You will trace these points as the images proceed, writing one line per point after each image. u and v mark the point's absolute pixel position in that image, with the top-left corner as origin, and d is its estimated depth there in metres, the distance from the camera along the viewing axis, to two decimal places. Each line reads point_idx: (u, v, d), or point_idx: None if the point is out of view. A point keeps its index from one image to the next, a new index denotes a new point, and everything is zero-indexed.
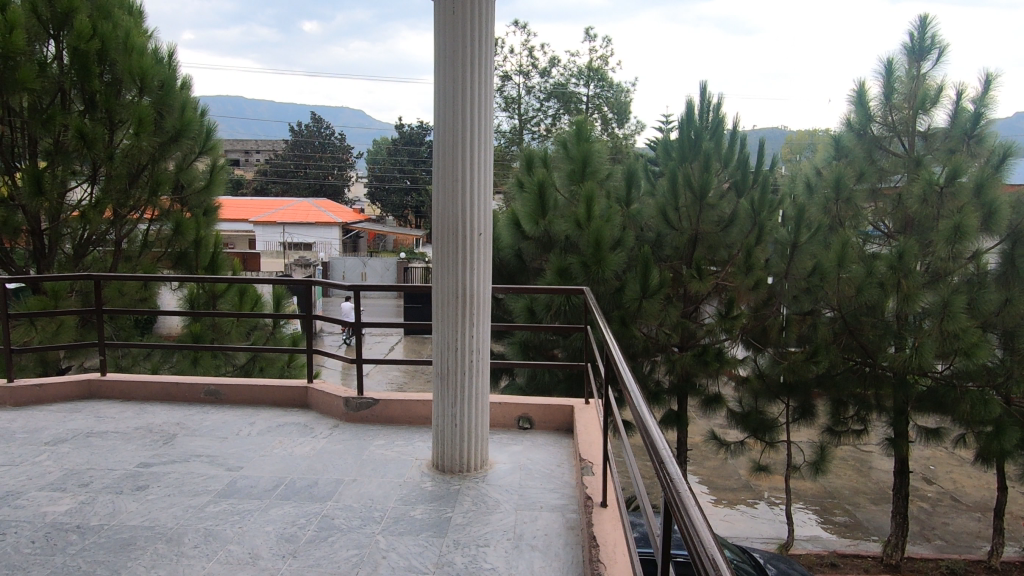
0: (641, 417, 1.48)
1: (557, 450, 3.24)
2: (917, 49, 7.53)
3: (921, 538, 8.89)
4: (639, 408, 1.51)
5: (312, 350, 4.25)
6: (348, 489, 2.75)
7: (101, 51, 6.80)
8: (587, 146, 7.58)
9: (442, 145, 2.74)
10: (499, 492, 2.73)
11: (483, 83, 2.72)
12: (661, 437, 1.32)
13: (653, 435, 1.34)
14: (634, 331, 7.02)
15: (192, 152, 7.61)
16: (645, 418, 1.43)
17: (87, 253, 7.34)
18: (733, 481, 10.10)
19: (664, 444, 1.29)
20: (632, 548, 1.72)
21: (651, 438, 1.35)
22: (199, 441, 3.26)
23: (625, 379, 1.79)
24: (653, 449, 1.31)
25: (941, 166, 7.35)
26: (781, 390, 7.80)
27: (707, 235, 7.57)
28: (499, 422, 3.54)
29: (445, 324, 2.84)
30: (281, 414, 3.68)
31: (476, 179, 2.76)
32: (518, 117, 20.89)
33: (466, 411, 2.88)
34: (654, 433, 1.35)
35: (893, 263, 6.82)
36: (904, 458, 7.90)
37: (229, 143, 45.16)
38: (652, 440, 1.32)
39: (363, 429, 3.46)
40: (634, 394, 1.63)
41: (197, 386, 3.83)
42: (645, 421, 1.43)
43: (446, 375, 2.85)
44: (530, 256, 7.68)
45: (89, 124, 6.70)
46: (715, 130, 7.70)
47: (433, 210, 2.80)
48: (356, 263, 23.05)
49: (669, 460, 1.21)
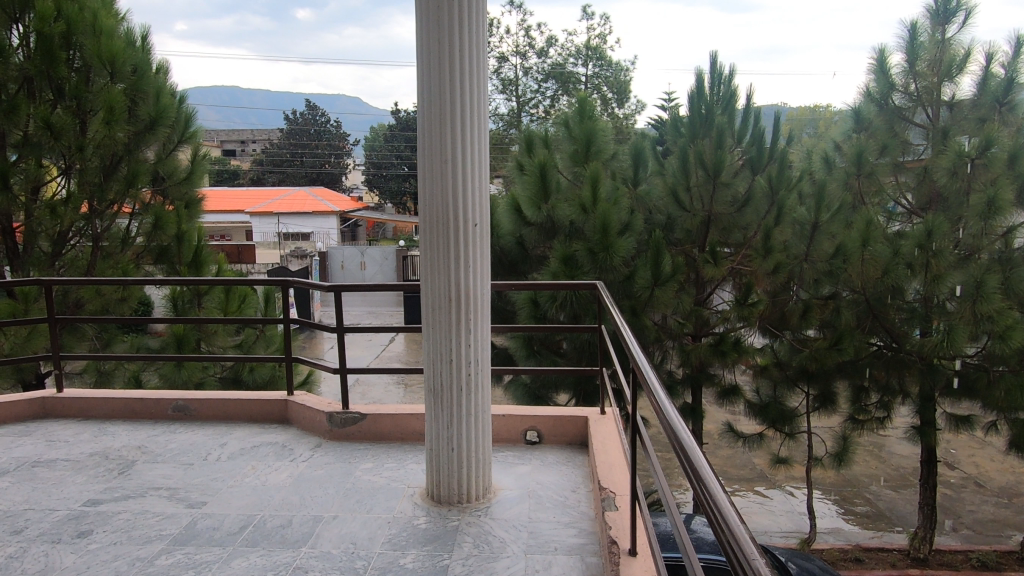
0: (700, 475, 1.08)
1: (571, 471, 2.82)
2: (941, 12, 7.10)
3: (948, 528, 8.53)
4: (686, 437, 1.19)
5: (292, 358, 3.80)
6: (328, 530, 2.34)
7: (67, 34, 6.38)
8: (591, 125, 7.09)
9: (426, 120, 2.28)
10: (505, 529, 2.32)
11: (477, 42, 2.26)
12: (730, 503, 0.98)
13: (714, 490, 1.01)
14: (645, 321, 6.56)
15: (170, 141, 7.22)
16: (695, 460, 1.11)
17: (66, 251, 6.92)
18: (748, 471, 9.72)
19: (733, 512, 0.95)
20: (658, 563, 1.45)
21: (711, 495, 1.01)
22: (160, 469, 2.85)
23: (658, 393, 1.47)
24: (717, 513, 0.97)
25: (970, 136, 6.86)
26: (800, 377, 7.37)
27: (721, 216, 7.10)
28: (503, 438, 3.12)
29: (436, 332, 2.41)
30: (258, 432, 3.27)
31: (469, 161, 2.32)
32: (516, 99, 20.28)
33: (464, 432, 2.46)
34: (713, 485, 1.03)
35: (921, 242, 6.39)
36: (932, 446, 7.51)
37: (223, 134, 44.95)
38: (717, 503, 0.98)
39: (348, 450, 3.04)
40: (672, 416, 1.32)
41: (163, 401, 3.42)
42: (695, 464, 1.11)
43: (440, 391, 2.44)
44: (533, 243, 7.24)
45: (57, 115, 6.28)
46: (728, 103, 7.12)
47: (420, 197, 2.36)
48: (354, 252, 22.42)
49: (754, 557, 0.84)
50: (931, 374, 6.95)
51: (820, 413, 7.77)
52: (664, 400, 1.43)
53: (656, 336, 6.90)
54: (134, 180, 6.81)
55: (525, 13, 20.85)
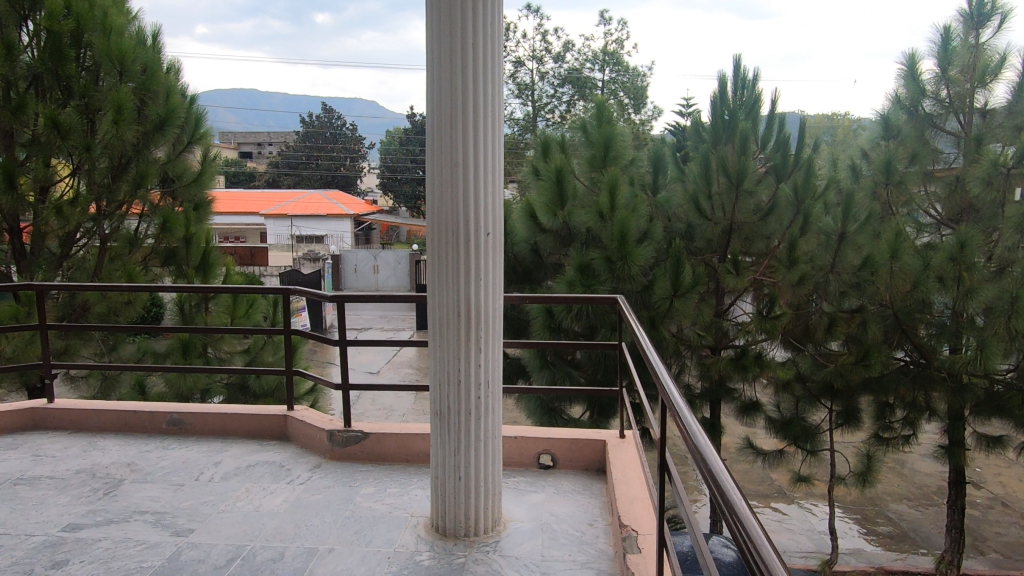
0: (754, 541, 0.89)
1: (587, 501, 2.62)
2: (976, 16, 6.79)
3: (975, 552, 8.22)
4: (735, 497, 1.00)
5: (293, 370, 3.60)
6: (322, 566, 2.15)
7: (76, 32, 6.28)
8: (610, 129, 6.87)
9: (436, 120, 2.10)
10: (515, 570, 2.12)
11: (493, 34, 2.06)
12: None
13: (776, 566, 0.82)
14: (664, 333, 6.32)
15: (180, 142, 7.07)
16: (749, 528, 0.91)
17: (73, 252, 6.81)
18: (766, 486, 9.44)
19: None
20: None
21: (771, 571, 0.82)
22: (148, 490, 2.67)
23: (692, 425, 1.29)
24: None
25: (1005, 144, 6.58)
26: (823, 393, 7.11)
27: (743, 225, 6.85)
28: (515, 461, 2.92)
29: (443, 350, 2.21)
30: (255, 449, 3.09)
31: (482, 164, 2.12)
32: (532, 104, 20.11)
33: (472, 459, 2.26)
34: (772, 559, 0.83)
35: (953, 254, 6.14)
36: (961, 467, 7.22)
37: (239, 135, 45.21)
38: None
39: (349, 472, 2.86)
40: (714, 462, 1.14)
41: (157, 415, 3.25)
42: (749, 533, 0.91)
43: (445, 413, 2.24)
44: (548, 250, 7.02)
45: (65, 114, 6.16)
46: (751, 109, 6.89)
47: (428, 204, 2.16)
48: (367, 255, 22.31)
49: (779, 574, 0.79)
50: (960, 393, 6.67)
51: (842, 430, 7.50)
52: (702, 438, 1.25)
53: (675, 348, 6.66)
54: (142, 181, 6.69)
55: (543, 17, 20.74)
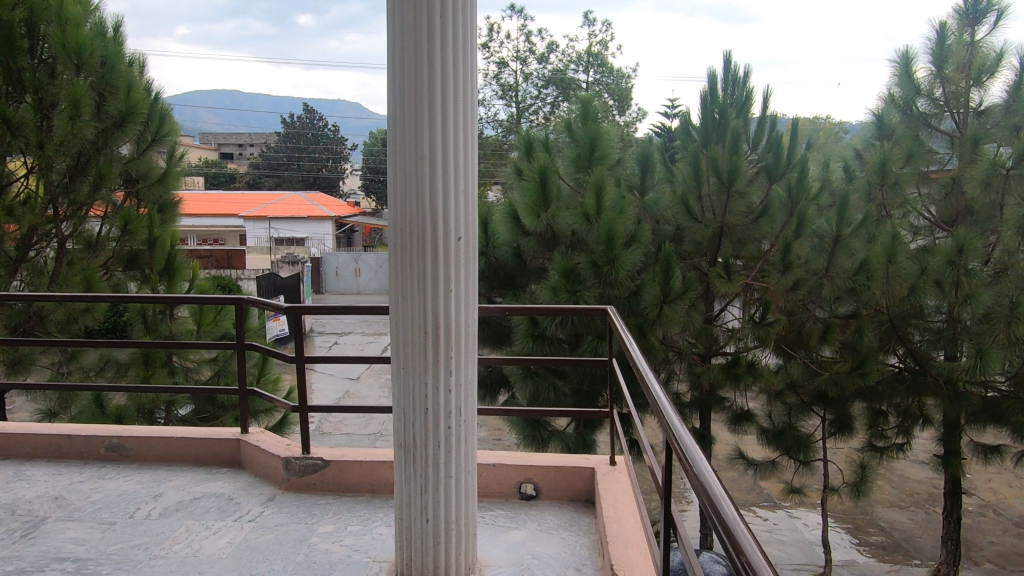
0: None
1: (574, 539, 2.32)
2: (971, 12, 6.57)
3: (969, 562, 8.01)
4: None
5: (248, 390, 3.27)
6: None
7: (29, 20, 5.90)
8: (596, 127, 6.59)
9: (399, 105, 1.77)
10: None
11: (465, 4, 1.74)
12: None
13: None
14: (653, 341, 6.03)
15: (144, 139, 6.66)
16: None
17: (30, 257, 6.35)
18: (756, 495, 9.20)
19: None
20: None
21: None
22: (74, 531, 2.34)
23: (717, 491, 1.04)
24: None
25: (1002, 145, 6.37)
26: (816, 401, 6.87)
27: (735, 227, 6.59)
28: (493, 492, 2.62)
29: (409, 373, 1.89)
30: (203, 478, 2.76)
31: (452, 157, 1.80)
32: (516, 105, 19.81)
33: (442, 498, 1.95)
34: None
35: (951, 257, 5.93)
36: (957, 477, 7.01)
37: (218, 136, 44.62)
38: None
39: (306, 506, 2.54)
40: (745, 538, 0.90)
41: (95, 439, 2.91)
42: None
43: (412, 445, 1.94)
44: (531, 254, 6.72)
45: (15, 108, 5.76)
46: (742, 107, 6.63)
47: (390, 205, 1.84)
48: (349, 258, 21.92)
49: None
50: (957, 401, 6.44)
51: (836, 439, 7.25)
52: (728, 505, 1.01)
53: (664, 356, 6.38)
54: (100, 181, 6.27)
55: (526, 18, 20.48)
